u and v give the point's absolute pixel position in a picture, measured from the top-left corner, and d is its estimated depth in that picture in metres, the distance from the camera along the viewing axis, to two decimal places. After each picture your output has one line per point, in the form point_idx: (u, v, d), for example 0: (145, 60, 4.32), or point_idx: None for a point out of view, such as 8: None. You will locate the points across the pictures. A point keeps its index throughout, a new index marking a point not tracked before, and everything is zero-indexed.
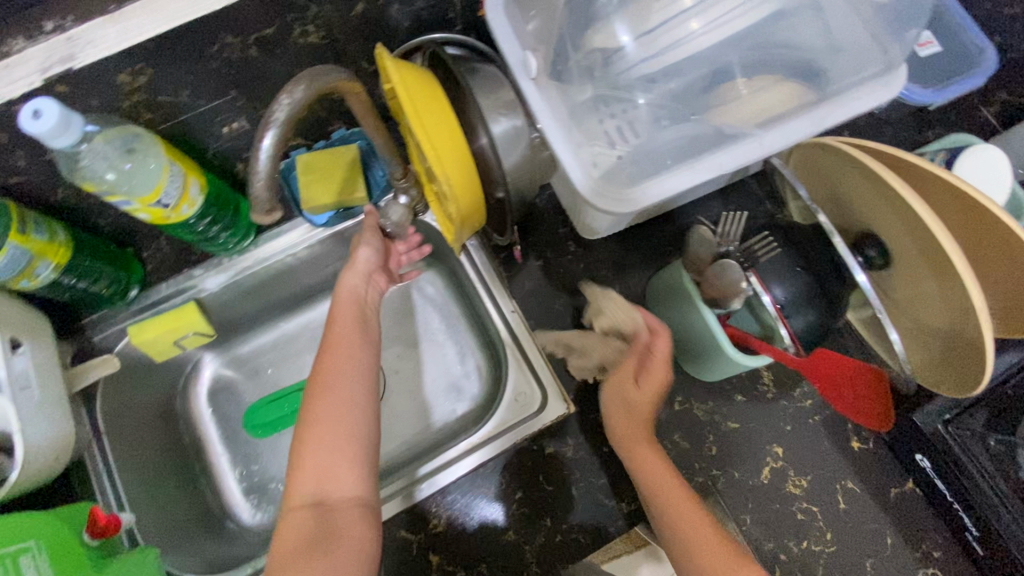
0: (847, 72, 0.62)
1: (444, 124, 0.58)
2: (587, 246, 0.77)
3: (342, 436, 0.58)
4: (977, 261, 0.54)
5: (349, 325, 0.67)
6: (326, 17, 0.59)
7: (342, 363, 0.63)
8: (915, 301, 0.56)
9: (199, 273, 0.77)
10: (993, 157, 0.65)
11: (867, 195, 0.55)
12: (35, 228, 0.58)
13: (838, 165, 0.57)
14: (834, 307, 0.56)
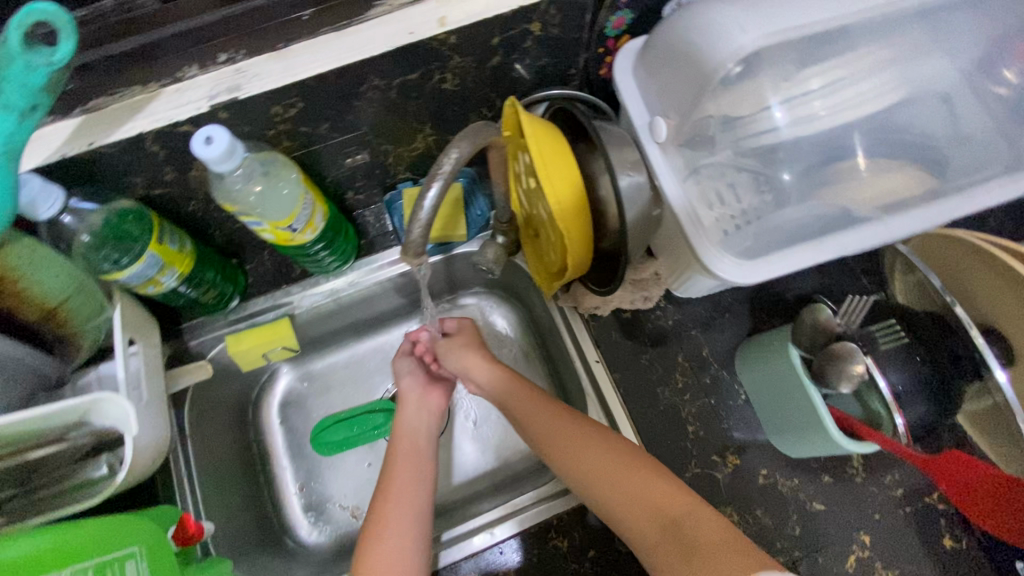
0: (971, 164, 0.62)
1: (568, 177, 0.59)
2: (679, 303, 0.77)
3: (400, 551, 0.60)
4: None
5: (411, 447, 0.71)
6: (463, 68, 0.62)
7: (403, 482, 0.67)
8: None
9: (297, 291, 0.80)
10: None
11: (1001, 297, 0.54)
12: (169, 238, 0.61)
13: (968, 261, 0.57)
14: (946, 400, 0.57)
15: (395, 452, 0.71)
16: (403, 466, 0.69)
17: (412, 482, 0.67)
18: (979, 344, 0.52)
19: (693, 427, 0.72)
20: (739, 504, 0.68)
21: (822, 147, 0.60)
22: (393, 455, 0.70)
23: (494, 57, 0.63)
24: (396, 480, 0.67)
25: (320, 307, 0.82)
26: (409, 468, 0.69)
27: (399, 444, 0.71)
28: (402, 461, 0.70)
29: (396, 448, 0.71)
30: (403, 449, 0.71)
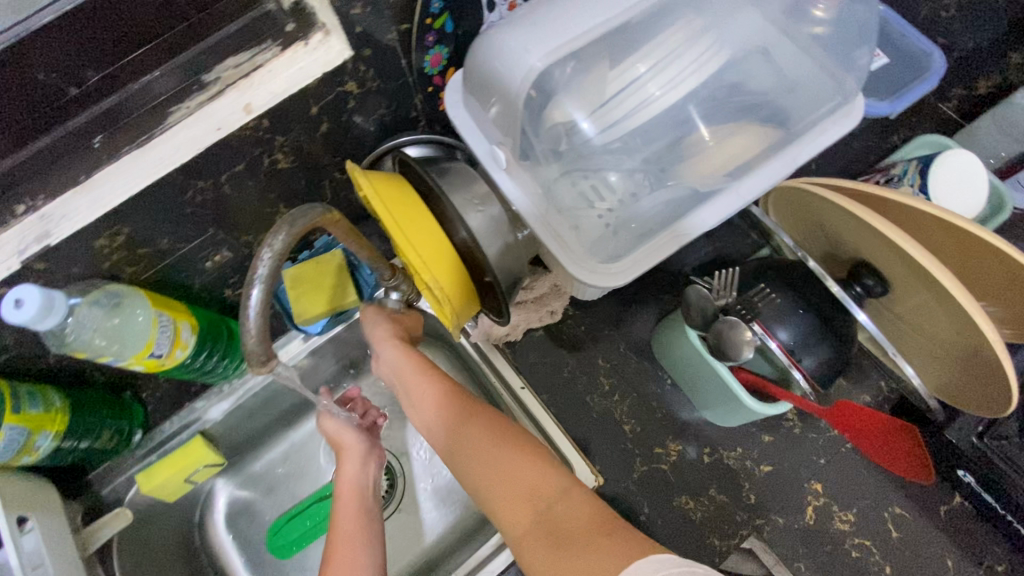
0: (812, 104, 0.61)
1: (422, 224, 0.59)
2: (586, 308, 0.76)
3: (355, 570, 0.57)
4: (976, 273, 0.53)
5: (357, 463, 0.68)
6: (293, 143, 0.61)
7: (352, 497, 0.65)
8: (925, 326, 0.55)
9: (202, 404, 0.76)
10: (967, 162, 0.65)
11: (854, 232, 0.55)
12: (29, 401, 0.58)
13: (820, 205, 0.57)
14: (840, 341, 0.57)
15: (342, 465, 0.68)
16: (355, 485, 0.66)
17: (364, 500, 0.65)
18: (838, 294, 0.55)
19: (629, 425, 0.71)
20: (692, 489, 0.68)
21: (661, 130, 0.61)
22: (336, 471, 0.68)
23: (323, 124, 0.61)
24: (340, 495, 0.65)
25: (232, 413, 0.77)
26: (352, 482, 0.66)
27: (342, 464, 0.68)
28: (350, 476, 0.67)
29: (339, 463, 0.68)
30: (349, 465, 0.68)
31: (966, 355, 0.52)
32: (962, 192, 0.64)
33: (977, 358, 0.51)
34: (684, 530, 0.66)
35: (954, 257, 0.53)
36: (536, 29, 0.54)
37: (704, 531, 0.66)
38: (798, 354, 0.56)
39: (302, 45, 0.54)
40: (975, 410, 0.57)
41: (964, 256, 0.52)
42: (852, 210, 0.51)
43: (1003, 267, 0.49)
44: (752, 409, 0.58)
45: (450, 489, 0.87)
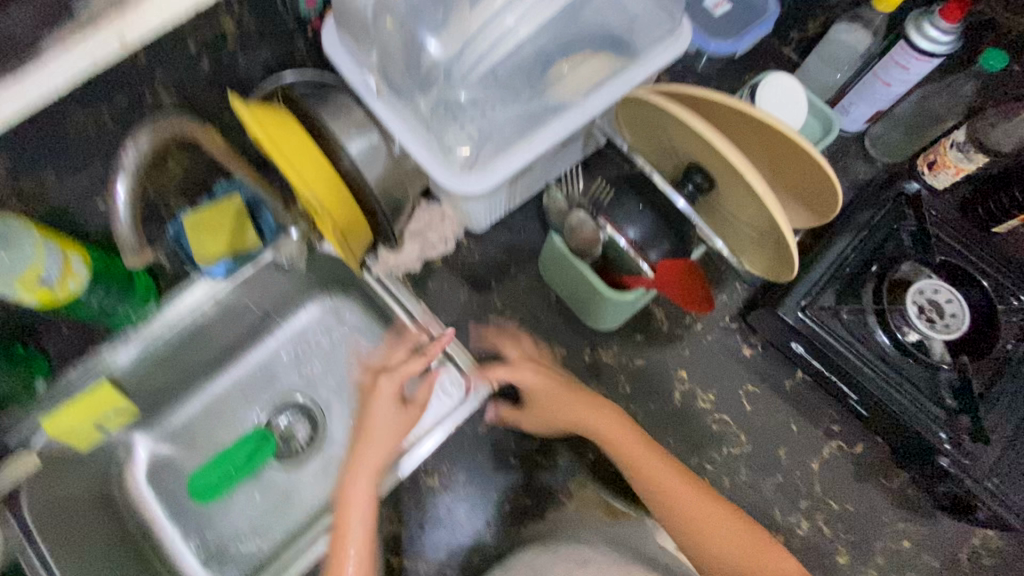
0: (647, 34, 0.71)
1: (301, 148, 0.62)
2: (479, 237, 0.83)
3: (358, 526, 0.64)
4: (778, 158, 0.61)
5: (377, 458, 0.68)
6: (174, 80, 0.64)
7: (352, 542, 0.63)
8: (738, 216, 0.63)
9: (108, 349, 0.77)
10: (786, 83, 0.76)
11: (679, 137, 0.61)
12: None
13: (650, 114, 0.62)
14: (680, 235, 0.65)
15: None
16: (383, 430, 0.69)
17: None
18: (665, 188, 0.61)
19: (520, 336, 0.79)
20: (575, 386, 0.76)
21: (524, 55, 0.67)
22: (343, 516, 0.64)
23: (204, 62, 0.65)
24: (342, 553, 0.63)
25: (140, 359, 0.79)
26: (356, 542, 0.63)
27: (355, 493, 0.65)
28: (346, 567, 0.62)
29: (369, 433, 0.69)
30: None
31: (768, 236, 0.61)
32: (785, 110, 0.75)
33: (775, 238, 0.60)
34: None
35: (759, 144, 0.60)
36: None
37: None
38: (644, 249, 0.65)
39: None
40: (783, 280, 0.66)
41: (767, 144, 0.60)
42: (675, 112, 0.56)
43: (792, 148, 0.57)
44: (606, 292, 0.66)
45: None
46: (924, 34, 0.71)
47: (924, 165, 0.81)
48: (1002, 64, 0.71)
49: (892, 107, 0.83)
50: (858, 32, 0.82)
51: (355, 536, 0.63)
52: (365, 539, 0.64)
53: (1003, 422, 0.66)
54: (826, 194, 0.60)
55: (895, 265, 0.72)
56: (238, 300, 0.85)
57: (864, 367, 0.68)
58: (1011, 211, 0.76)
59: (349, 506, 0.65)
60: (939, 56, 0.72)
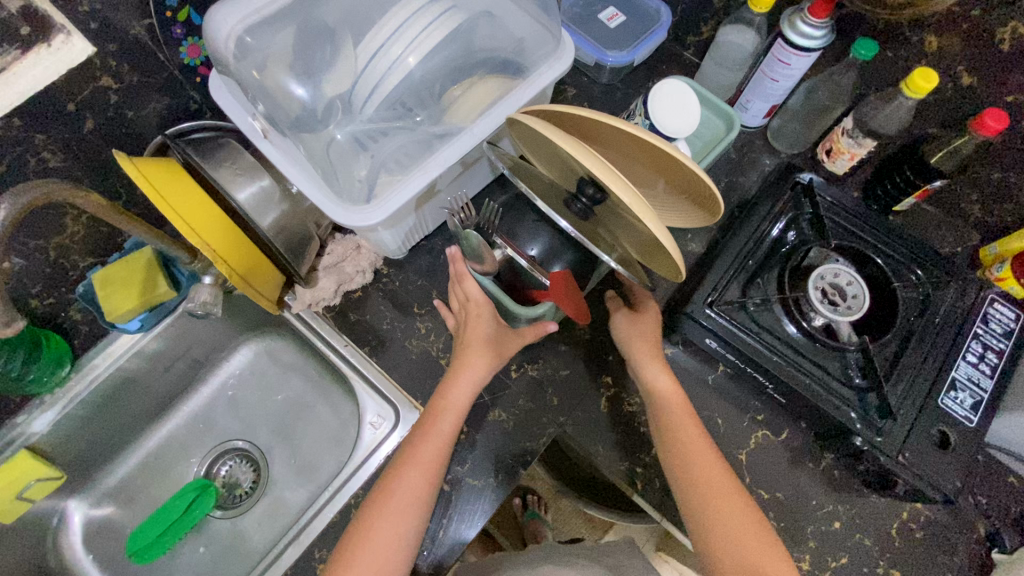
0: (534, 54, 0.73)
1: (188, 196, 0.62)
2: (398, 264, 0.83)
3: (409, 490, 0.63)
4: (655, 159, 0.61)
5: (480, 371, 0.67)
6: (59, 141, 0.64)
7: (422, 456, 0.65)
8: (624, 231, 0.61)
9: (25, 418, 0.76)
10: (676, 87, 0.78)
11: (558, 155, 0.60)
12: None
13: (525, 131, 0.63)
14: (579, 246, 0.66)
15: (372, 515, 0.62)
16: (485, 346, 0.68)
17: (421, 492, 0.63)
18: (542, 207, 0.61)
19: (445, 359, 0.79)
20: (503, 404, 0.76)
21: (415, 84, 0.68)
22: (406, 458, 0.65)
23: (87, 121, 0.65)
24: (409, 464, 0.64)
25: (60, 423, 0.78)
26: (439, 437, 0.66)
27: (450, 402, 0.67)
28: (409, 474, 0.64)
29: (470, 348, 0.68)
30: (399, 482, 0.64)
31: (654, 248, 0.59)
32: (677, 112, 0.77)
33: (660, 250, 0.58)
34: (497, 440, 0.74)
35: (635, 148, 0.60)
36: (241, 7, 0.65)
37: (515, 437, 0.75)
38: (545, 264, 0.66)
39: (43, 47, 0.58)
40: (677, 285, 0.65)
41: (640, 146, 0.59)
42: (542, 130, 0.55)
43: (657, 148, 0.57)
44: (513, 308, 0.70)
45: (312, 466, 0.90)
46: (797, 31, 0.74)
47: (824, 152, 0.84)
48: (875, 52, 0.72)
49: (785, 101, 0.85)
50: (744, 32, 0.84)
51: (428, 442, 0.65)
52: (437, 449, 0.65)
53: (907, 397, 0.67)
54: (706, 191, 0.60)
55: (802, 248, 0.75)
56: (160, 352, 0.84)
57: (774, 356, 0.69)
58: (908, 190, 0.78)
59: (441, 412, 0.67)
60: (813, 51, 0.75)
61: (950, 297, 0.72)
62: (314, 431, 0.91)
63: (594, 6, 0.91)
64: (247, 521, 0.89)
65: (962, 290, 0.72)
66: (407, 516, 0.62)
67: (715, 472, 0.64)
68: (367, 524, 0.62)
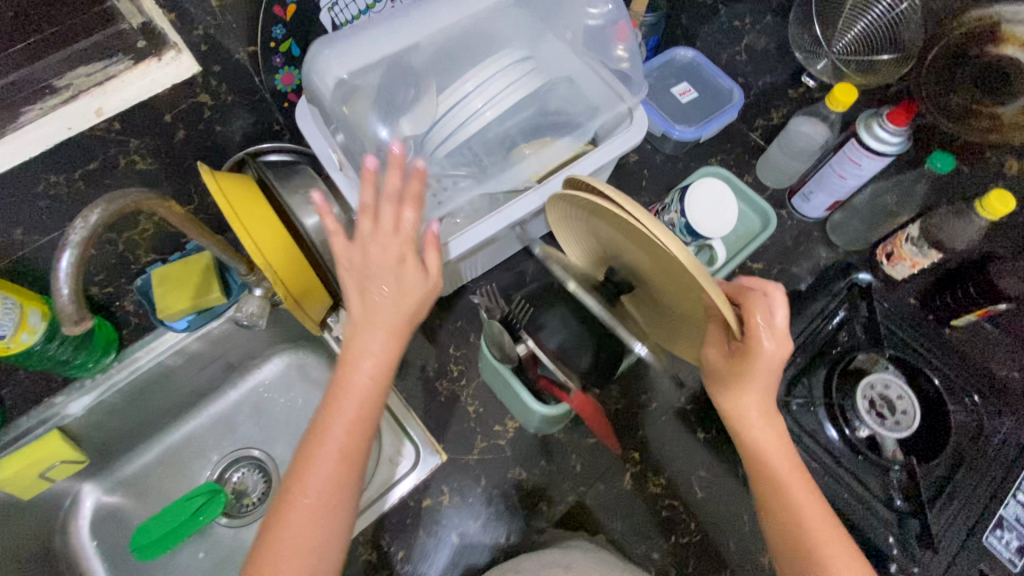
0: (606, 124, 0.75)
1: (260, 216, 0.64)
2: (441, 304, 0.84)
3: (317, 491, 0.54)
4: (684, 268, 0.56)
5: (392, 336, 0.57)
6: (150, 146, 0.67)
7: (319, 467, 0.54)
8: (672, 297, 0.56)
9: (62, 399, 0.78)
10: (714, 185, 0.78)
11: (603, 231, 0.58)
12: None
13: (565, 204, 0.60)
14: None
15: (279, 515, 0.54)
16: (392, 305, 0.56)
17: (339, 492, 0.54)
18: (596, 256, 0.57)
19: (473, 407, 0.78)
20: (525, 462, 0.75)
21: (488, 136, 0.70)
22: (308, 459, 0.55)
23: (178, 130, 0.68)
24: (314, 458, 0.54)
25: (94, 408, 0.79)
26: (343, 424, 0.55)
27: (353, 379, 0.56)
28: (317, 478, 0.54)
29: (375, 308, 0.56)
30: (304, 489, 0.54)
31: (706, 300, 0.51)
32: (714, 207, 0.77)
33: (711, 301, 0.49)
34: (513, 500, 0.73)
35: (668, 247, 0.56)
36: (347, 56, 0.67)
37: (535, 500, 0.73)
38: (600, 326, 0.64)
39: (155, 61, 0.62)
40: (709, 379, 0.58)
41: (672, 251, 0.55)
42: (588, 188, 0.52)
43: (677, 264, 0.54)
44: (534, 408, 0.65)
45: None
46: (874, 135, 0.74)
47: (883, 255, 0.82)
48: (951, 166, 0.71)
49: (850, 198, 0.84)
50: (816, 126, 0.85)
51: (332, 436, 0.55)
52: (348, 439, 0.55)
53: (951, 528, 0.64)
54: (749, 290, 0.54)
55: (852, 352, 0.73)
56: (199, 352, 0.86)
57: (813, 462, 0.67)
58: (970, 304, 0.76)
59: (342, 393, 0.56)
60: (887, 155, 0.75)
61: (1004, 429, 0.70)
62: None
63: (668, 80, 0.94)
64: (250, 533, 0.89)
65: (1018, 424, 0.71)
66: (321, 526, 0.53)
67: (792, 500, 0.55)
68: (276, 547, 0.52)
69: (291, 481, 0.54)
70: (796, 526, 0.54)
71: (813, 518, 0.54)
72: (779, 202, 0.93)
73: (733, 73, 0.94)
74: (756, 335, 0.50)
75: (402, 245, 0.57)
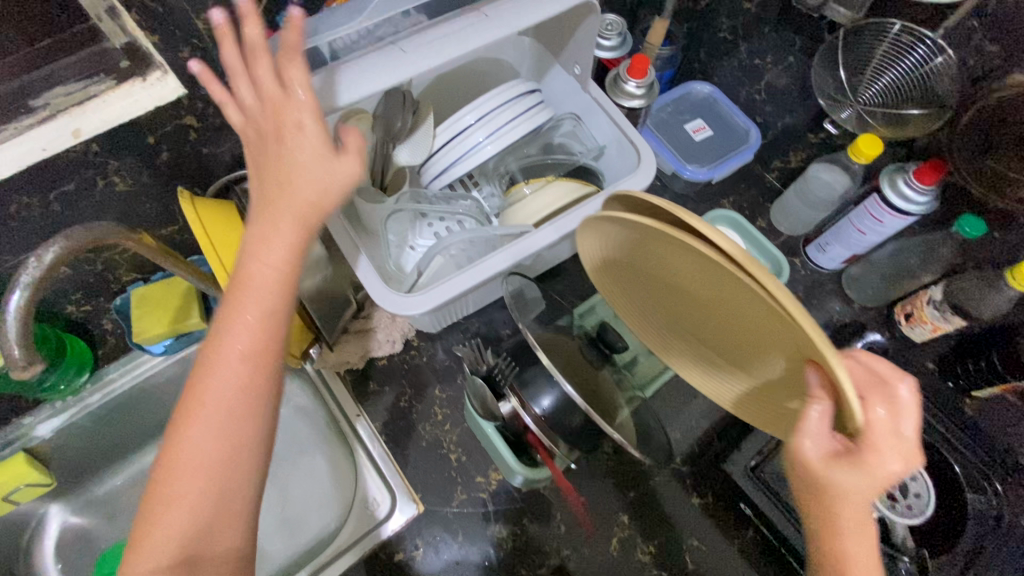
0: (611, 169, 0.72)
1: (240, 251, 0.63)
2: (430, 340, 0.80)
3: (197, 467, 0.42)
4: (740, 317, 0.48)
5: (297, 228, 0.44)
6: (130, 168, 0.64)
7: (197, 431, 0.43)
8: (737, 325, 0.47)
9: (32, 419, 0.76)
10: None
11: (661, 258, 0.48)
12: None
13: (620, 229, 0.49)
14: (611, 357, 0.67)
15: (161, 464, 0.43)
16: (309, 202, 0.44)
17: (234, 409, 0.43)
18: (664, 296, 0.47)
19: (455, 455, 0.73)
20: (506, 518, 0.70)
21: None
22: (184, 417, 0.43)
23: (162, 152, 0.65)
24: (191, 416, 0.43)
25: (64, 430, 0.77)
26: (225, 374, 0.43)
27: (243, 319, 0.44)
28: (201, 421, 0.42)
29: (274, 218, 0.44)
30: (189, 427, 0.43)
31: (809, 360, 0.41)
32: None
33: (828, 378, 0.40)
34: (491, 559, 0.69)
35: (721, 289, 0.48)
36: (330, 82, 0.52)
37: (514, 561, 0.69)
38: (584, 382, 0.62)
39: (138, 80, 0.59)
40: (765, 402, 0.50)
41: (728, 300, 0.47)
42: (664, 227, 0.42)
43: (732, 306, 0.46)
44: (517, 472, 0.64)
45: (297, 524, 0.86)
46: (898, 192, 0.69)
47: (902, 314, 0.77)
48: (981, 231, 0.67)
49: (870, 253, 0.79)
50: (836, 174, 0.80)
51: (219, 364, 0.43)
52: (245, 360, 0.43)
53: None
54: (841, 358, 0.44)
55: None
56: (178, 375, 0.83)
57: None
58: (993, 378, 0.71)
59: (224, 334, 0.44)
60: (913, 213, 0.70)
61: None
62: (306, 487, 0.88)
63: (682, 116, 0.90)
64: None
65: None
66: (211, 473, 0.43)
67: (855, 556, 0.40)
68: (157, 505, 0.42)
69: (175, 424, 0.43)
70: (834, 525, 0.41)
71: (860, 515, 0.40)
72: (792, 250, 0.87)
73: (751, 111, 0.90)
74: (875, 447, 0.38)
75: (313, 127, 0.45)
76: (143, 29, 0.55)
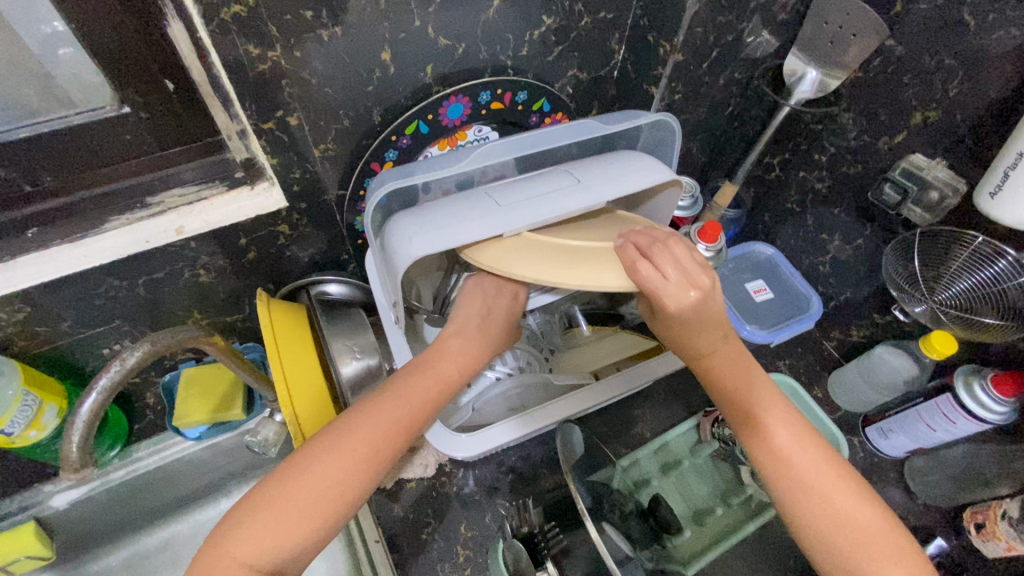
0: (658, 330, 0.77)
1: (302, 359, 0.64)
2: (463, 469, 0.77)
3: (334, 467, 0.48)
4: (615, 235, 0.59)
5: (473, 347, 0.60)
6: (216, 263, 0.68)
7: (350, 436, 0.50)
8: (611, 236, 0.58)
9: (50, 489, 0.74)
10: None
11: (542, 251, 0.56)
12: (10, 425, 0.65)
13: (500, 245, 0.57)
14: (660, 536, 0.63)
15: (296, 464, 0.48)
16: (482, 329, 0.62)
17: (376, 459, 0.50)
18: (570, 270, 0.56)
19: None
20: None
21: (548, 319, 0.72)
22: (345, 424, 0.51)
23: (250, 252, 0.69)
24: (352, 424, 0.51)
25: (79, 504, 0.75)
26: (392, 410, 0.53)
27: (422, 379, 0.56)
28: (355, 445, 0.49)
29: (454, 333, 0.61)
30: (344, 433, 0.50)
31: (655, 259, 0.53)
32: None
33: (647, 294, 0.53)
34: None
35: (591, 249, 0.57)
36: (428, 229, 0.54)
37: None
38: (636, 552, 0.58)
39: (246, 189, 0.63)
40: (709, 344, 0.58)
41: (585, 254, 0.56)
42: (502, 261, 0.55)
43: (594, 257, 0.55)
44: None
45: None
46: (973, 394, 0.66)
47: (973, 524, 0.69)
48: None
49: (937, 449, 0.74)
50: (904, 360, 0.78)
51: (390, 408, 0.52)
52: (406, 417, 0.53)
53: None
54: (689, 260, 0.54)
55: None
56: (204, 460, 0.81)
57: None
58: None
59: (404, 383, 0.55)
60: (989, 422, 0.66)
61: None
62: None
63: (743, 274, 0.91)
64: None
65: None
66: (336, 496, 0.47)
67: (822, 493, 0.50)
68: (279, 500, 0.46)
69: (325, 438, 0.50)
70: (839, 517, 0.49)
71: (873, 526, 0.48)
72: (851, 427, 0.83)
73: (813, 279, 0.90)
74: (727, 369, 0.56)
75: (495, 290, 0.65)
76: (267, 153, 0.60)
